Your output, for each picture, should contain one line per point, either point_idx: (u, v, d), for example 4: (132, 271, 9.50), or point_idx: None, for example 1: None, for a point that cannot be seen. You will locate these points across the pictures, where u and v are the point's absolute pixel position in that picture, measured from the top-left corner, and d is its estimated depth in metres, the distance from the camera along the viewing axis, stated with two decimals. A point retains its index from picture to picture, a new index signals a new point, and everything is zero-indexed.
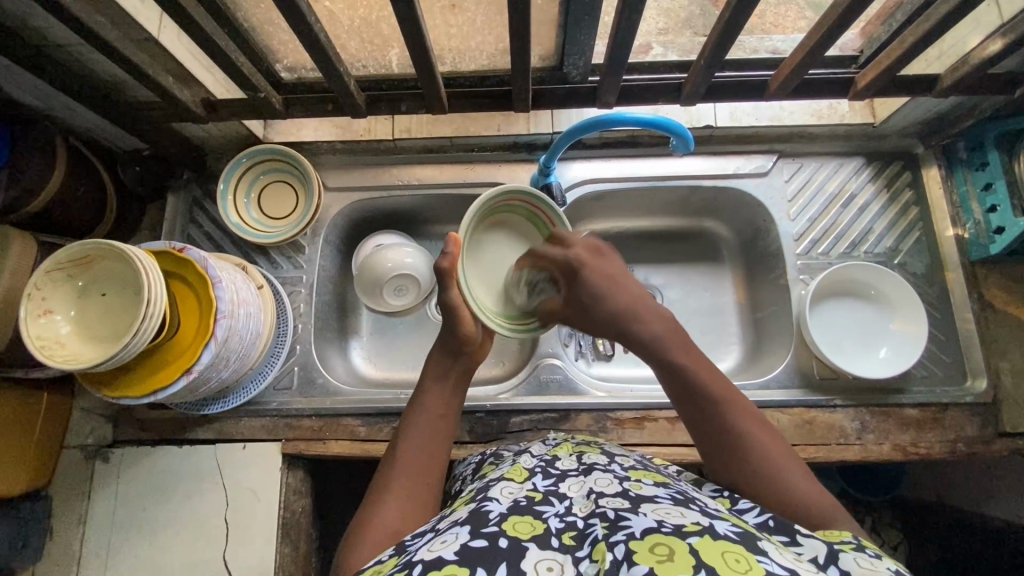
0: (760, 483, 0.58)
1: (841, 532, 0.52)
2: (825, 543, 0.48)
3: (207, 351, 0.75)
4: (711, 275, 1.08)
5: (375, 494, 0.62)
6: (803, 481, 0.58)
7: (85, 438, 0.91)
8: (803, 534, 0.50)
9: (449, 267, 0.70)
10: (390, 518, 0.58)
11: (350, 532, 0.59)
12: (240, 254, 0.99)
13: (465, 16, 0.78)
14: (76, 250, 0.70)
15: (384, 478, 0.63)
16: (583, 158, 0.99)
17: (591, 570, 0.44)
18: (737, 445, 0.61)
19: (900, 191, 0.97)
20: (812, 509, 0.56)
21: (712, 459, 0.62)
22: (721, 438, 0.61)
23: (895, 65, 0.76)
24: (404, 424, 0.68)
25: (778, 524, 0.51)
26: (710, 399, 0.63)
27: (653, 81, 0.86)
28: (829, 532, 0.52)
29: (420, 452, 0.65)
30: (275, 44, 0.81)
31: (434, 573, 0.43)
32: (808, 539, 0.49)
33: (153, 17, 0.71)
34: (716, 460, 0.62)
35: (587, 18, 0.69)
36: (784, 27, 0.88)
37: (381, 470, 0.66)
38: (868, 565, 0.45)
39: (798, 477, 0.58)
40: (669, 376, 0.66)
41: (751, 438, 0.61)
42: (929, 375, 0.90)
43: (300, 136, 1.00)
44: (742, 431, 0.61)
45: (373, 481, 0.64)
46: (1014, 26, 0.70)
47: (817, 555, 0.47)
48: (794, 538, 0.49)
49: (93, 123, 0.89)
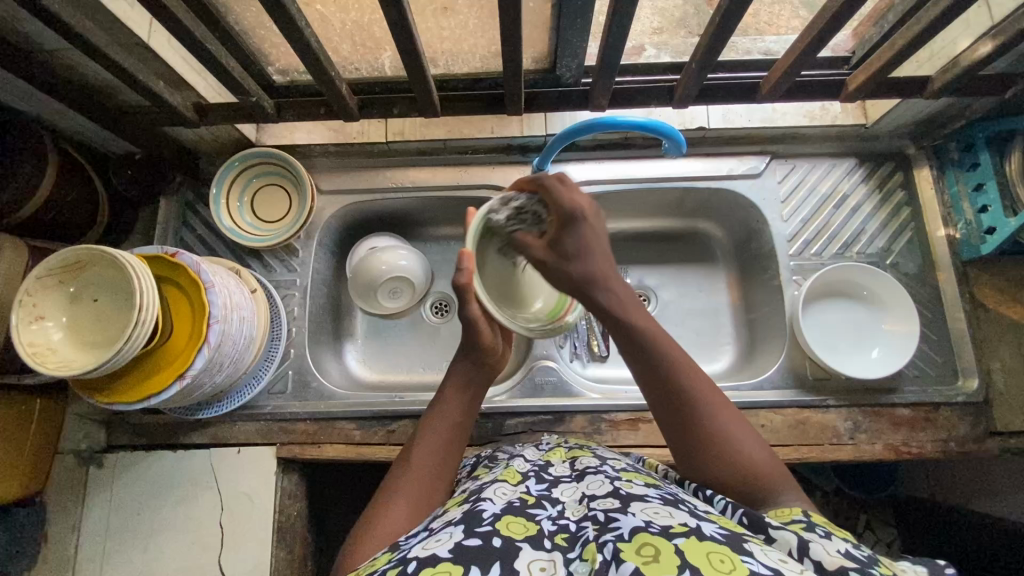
0: (717, 457, 0.59)
1: (792, 509, 0.54)
2: (795, 534, 0.49)
3: (199, 356, 0.75)
4: (705, 275, 1.08)
5: (384, 495, 0.62)
6: (758, 452, 0.60)
7: (80, 444, 0.91)
8: (774, 527, 0.50)
9: (466, 284, 0.66)
10: (395, 518, 0.59)
11: (354, 531, 0.60)
12: (233, 258, 0.99)
13: (458, 19, 0.78)
14: (69, 255, 0.70)
15: (394, 479, 0.64)
16: (577, 160, 0.99)
17: (580, 570, 0.44)
18: (697, 420, 0.60)
19: (892, 192, 0.98)
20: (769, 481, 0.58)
21: (669, 430, 0.62)
22: (680, 415, 0.61)
23: (886, 67, 0.76)
24: (422, 427, 0.68)
25: (751, 520, 0.52)
26: (677, 378, 0.61)
27: (647, 83, 0.86)
28: (781, 512, 0.54)
29: (434, 459, 0.65)
30: (267, 47, 0.81)
31: (428, 570, 0.43)
32: (779, 531, 0.49)
33: (144, 22, 0.71)
34: (677, 433, 0.61)
35: (578, 21, 0.69)
36: (776, 27, 0.88)
37: (393, 471, 0.66)
38: (837, 554, 0.45)
39: (754, 449, 0.60)
40: (631, 352, 0.63)
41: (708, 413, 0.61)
42: (921, 374, 0.91)
43: (293, 139, 1.00)
44: (698, 408, 0.60)
45: (384, 481, 0.65)
46: (1003, 28, 0.71)
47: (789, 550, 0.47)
48: (766, 533, 0.50)
49: (84, 127, 0.89)
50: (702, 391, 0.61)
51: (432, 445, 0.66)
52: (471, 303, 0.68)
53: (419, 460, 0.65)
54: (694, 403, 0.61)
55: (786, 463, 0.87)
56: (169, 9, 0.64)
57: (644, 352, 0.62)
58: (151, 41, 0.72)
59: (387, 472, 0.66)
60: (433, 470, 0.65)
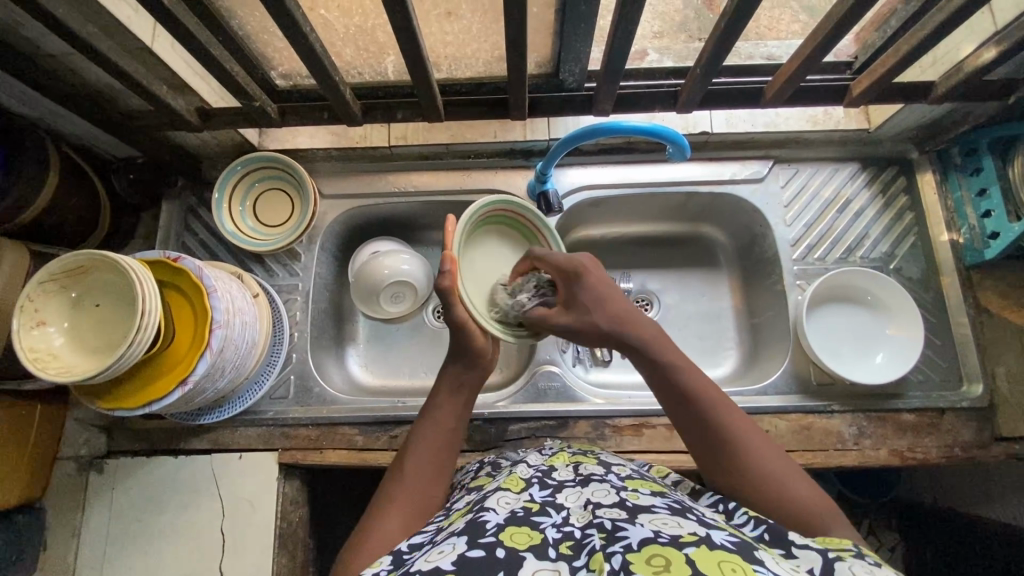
0: (757, 493, 0.58)
1: (840, 538, 0.51)
2: (821, 553, 0.48)
3: (202, 362, 0.75)
4: (707, 280, 1.08)
5: (380, 503, 0.62)
6: (802, 487, 0.58)
7: (79, 450, 0.90)
8: (798, 545, 0.50)
9: (450, 286, 0.69)
10: (392, 528, 0.58)
11: (350, 540, 0.59)
12: (235, 262, 0.98)
13: (461, 24, 0.78)
14: (70, 260, 0.69)
15: (389, 486, 0.63)
16: (580, 165, 0.99)
17: None
18: (732, 454, 0.60)
19: (895, 197, 0.98)
20: (813, 515, 0.56)
21: (707, 467, 0.62)
22: (716, 448, 0.61)
23: (890, 72, 0.76)
24: (416, 430, 0.68)
25: (773, 536, 0.52)
26: (710, 408, 0.62)
27: (650, 87, 0.87)
28: (828, 538, 0.51)
29: (429, 458, 0.65)
30: (270, 52, 0.81)
31: None
32: (804, 550, 0.49)
33: (147, 26, 0.71)
34: (714, 472, 0.62)
35: (582, 26, 0.69)
36: (777, 31, 0.88)
37: (388, 476, 0.65)
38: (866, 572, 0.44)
39: (797, 484, 0.58)
40: (660, 387, 0.65)
41: (745, 447, 0.60)
42: (925, 379, 0.91)
43: (296, 144, 1.00)
44: (733, 441, 0.61)
45: (379, 488, 0.64)
46: (1007, 34, 0.71)
47: (813, 566, 0.47)
48: (790, 550, 0.50)
49: (86, 131, 0.89)
50: (737, 425, 0.61)
51: (428, 447, 0.66)
52: (457, 305, 0.70)
53: (415, 464, 0.64)
54: (728, 436, 0.61)
55: None
56: (173, 14, 0.64)
57: (674, 384, 0.64)
58: (154, 46, 0.72)
59: (383, 477, 0.65)
60: (431, 474, 0.64)
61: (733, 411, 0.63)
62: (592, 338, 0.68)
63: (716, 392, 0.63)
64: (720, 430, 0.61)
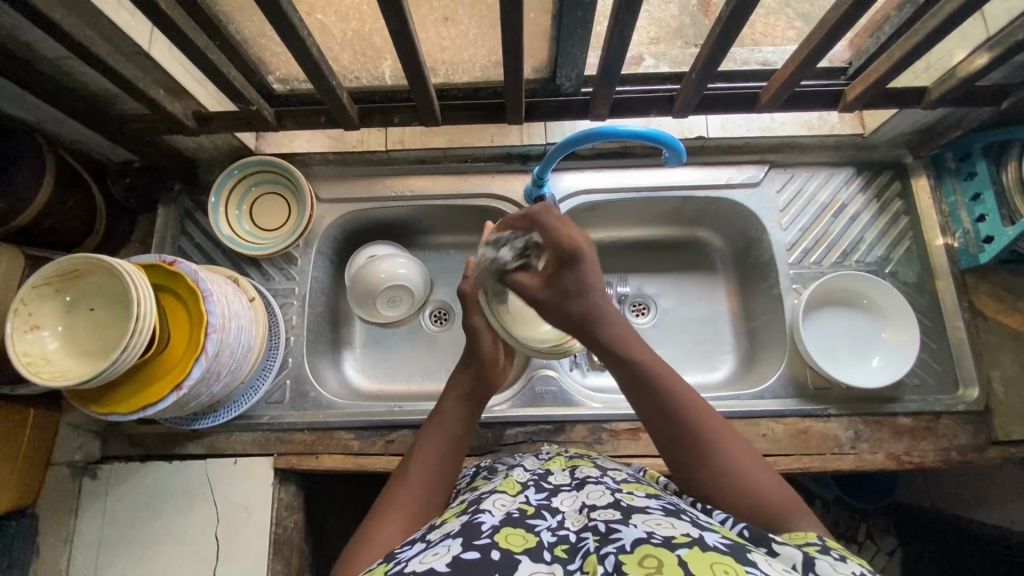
0: (720, 486, 0.58)
1: (807, 534, 0.52)
2: (799, 551, 0.49)
3: (197, 366, 0.74)
4: (704, 284, 1.08)
5: (377, 509, 0.61)
6: (764, 481, 0.58)
7: (72, 454, 0.89)
8: (779, 542, 0.50)
9: (496, 299, 0.70)
10: (389, 532, 0.58)
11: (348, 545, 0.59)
12: (231, 266, 0.98)
13: (458, 29, 0.78)
14: (65, 263, 0.69)
15: (392, 490, 0.63)
16: (576, 169, 1.00)
17: None
18: (695, 448, 0.60)
19: (890, 201, 0.98)
20: (777, 507, 0.56)
21: (670, 460, 0.62)
22: (682, 443, 0.60)
23: (884, 77, 0.77)
24: (421, 436, 0.68)
25: (753, 532, 0.52)
26: (675, 404, 0.61)
27: (646, 92, 0.87)
28: (794, 534, 0.52)
29: (435, 465, 0.65)
30: (267, 56, 0.81)
31: None
32: (783, 547, 0.49)
33: (145, 30, 0.71)
34: (677, 463, 0.61)
35: (579, 31, 0.69)
36: (772, 37, 0.89)
37: (391, 481, 0.65)
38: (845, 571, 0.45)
39: (761, 478, 0.58)
40: (627, 380, 0.64)
41: (708, 440, 0.60)
42: (921, 383, 0.91)
43: (293, 148, 1.00)
44: (697, 434, 0.60)
45: (377, 496, 0.64)
46: (999, 40, 0.72)
47: (794, 564, 0.47)
48: (771, 547, 0.50)
49: (82, 135, 0.89)
50: (703, 420, 0.61)
51: (430, 454, 0.66)
52: (488, 318, 0.72)
53: (415, 471, 0.64)
54: (691, 429, 0.60)
55: (788, 472, 0.87)
56: (169, 18, 0.64)
57: (642, 375, 0.63)
58: (152, 50, 0.72)
59: (386, 483, 0.65)
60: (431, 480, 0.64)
61: (700, 404, 0.62)
62: (564, 322, 0.68)
63: (683, 387, 0.63)
64: (684, 422, 0.61)
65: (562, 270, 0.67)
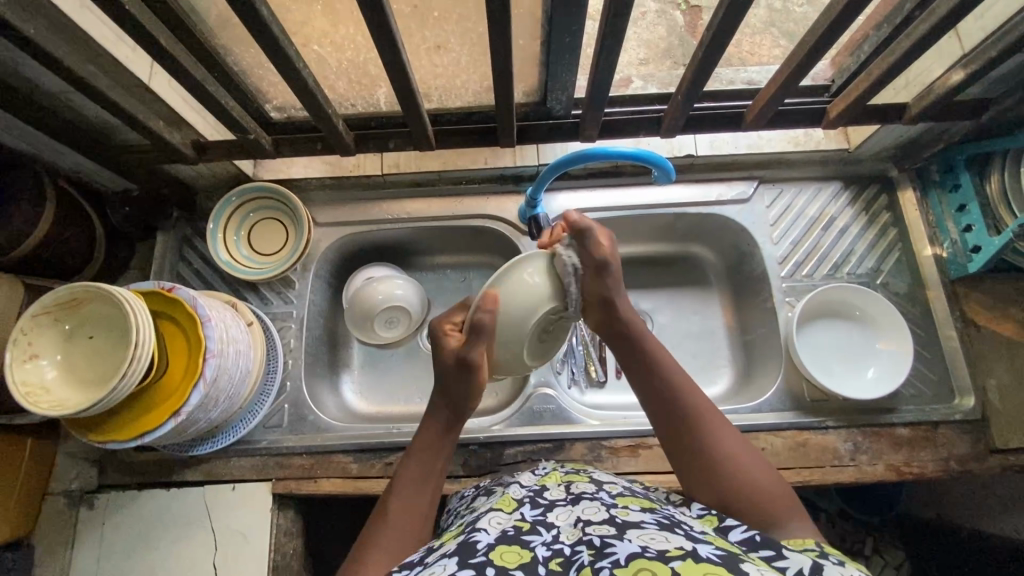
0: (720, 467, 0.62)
1: (807, 540, 0.55)
2: (808, 556, 0.49)
3: (195, 392, 0.74)
4: (699, 298, 1.09)
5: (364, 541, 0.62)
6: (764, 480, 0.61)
7: (70, 484, 0.89)
8: (788, 548, 0.50)
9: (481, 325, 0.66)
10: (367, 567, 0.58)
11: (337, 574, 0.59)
12: (229, 291, 0.99)
13: (450, 56, 0.80)
14: (64, 293, 0.70)
15: (373, 529, 0.62)
16: (568, 189, 1.01)
17: None
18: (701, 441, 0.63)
19: (878, 213, 1.00)
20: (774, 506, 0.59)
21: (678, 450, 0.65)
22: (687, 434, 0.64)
23: (864, 95, 0.79)
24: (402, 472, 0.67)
25: (764, 539, 0.52)
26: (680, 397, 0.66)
27: (635, 114, 0.89)
28: (796, 541, 0.55)
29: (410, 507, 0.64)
30: (265, 86, 0.83)
31: None
32: (793, 552, 0.50)
33: (144, 64, 0.73)
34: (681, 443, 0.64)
35: (568, 57, 0.71)
36: (758, 56, 0.95)
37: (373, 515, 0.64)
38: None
39: (763, 478, 0.61)
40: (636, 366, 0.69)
41: (728, 457, 0.62)
42: (918, 393, 0.91)
43: (290, 173, 1.02)
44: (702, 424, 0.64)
45: (365, 525, 0.63)
46: (974, 57, 0.74)
47: (803, 567, 0.48)
48: (779, 552, 0.50)
49: (81, 166, 0.90)
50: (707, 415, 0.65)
51: (409, 489, 0.65)
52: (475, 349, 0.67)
53: (398, 506, 0.64)
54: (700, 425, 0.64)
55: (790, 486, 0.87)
56: (170, 54, 0.66)
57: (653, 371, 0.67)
58: (152, 83, 0.74)
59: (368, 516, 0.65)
60: (410, 518, 0.63)
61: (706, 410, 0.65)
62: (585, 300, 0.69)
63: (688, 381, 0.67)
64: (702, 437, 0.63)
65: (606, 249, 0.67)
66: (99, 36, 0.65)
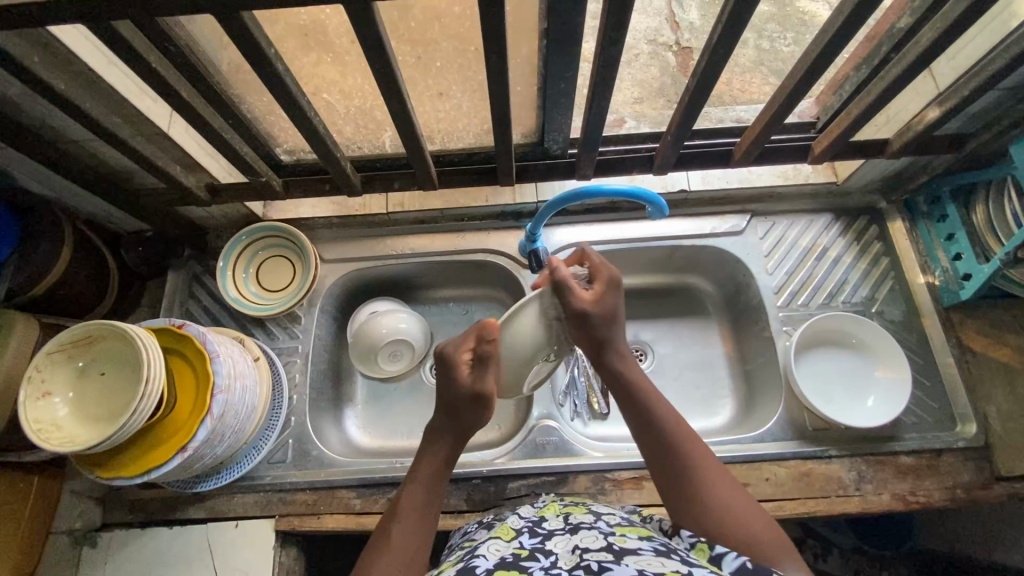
0: (708, 502, 0.60)
1: None
2: None
3: (202, 427, 0.75)
4: (698, 328, 1.11)
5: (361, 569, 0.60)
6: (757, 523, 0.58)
7: (73, 522, 0.89)
8: None
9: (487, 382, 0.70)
10: None
11: None
12: (237, 327, 1.01)
13: (451, 102, 0.85)
14: (80, 330, 0.72)
15: (373, 556, 0.61)
16: (567, 224, 1.05)
17: None
18: (690, 476, 0.62)
19: (869, 243, 1.03)
20: (764, 546, 0.56)
21: (666, 485, 0.63)
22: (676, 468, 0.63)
23: (846, 132, 0.83)
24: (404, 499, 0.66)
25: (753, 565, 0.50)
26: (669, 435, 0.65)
27: (628, 152, 0.93)
28: None
29: (411, 537, 0.62)
30: (276, 131, 0.88)
31: None
32: None
33: (164, 114, 0.78)
34: (669, 480, 0.63)
35: (563, 101, 0.76)
36: (750, 93, 1.02)
37: (371, 544, 0.63)
38: None
39: (751, 519, 0.58)
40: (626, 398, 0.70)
41: (715, 494, 0.60)
42: (919, 421, 0.92)
43: (298, 214, 1.06)
44: (690, 460, 0.63)
45: (363, 553, 0.62)
46: (949, 95, 0.78)
47: None
48: None
49: (100, 210, 0.94)
50: (697, 453, 0.64)
51: (411, 516, 0.64)
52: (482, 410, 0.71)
53: (400, 537, 0.62)
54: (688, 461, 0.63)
55: (794, 517, 0.86)
56: (188, 105, 0.70)
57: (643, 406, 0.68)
58: (170, 131, 0.79)
59: (365, 547, 0.63)
60: (415, 543, 0.62)
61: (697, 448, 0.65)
62: (583, 339, 0.72)
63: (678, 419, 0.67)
64: (688, 472, 0.62)
65: (606, 290, 0.73)
66: (124, 90, 0.70)
